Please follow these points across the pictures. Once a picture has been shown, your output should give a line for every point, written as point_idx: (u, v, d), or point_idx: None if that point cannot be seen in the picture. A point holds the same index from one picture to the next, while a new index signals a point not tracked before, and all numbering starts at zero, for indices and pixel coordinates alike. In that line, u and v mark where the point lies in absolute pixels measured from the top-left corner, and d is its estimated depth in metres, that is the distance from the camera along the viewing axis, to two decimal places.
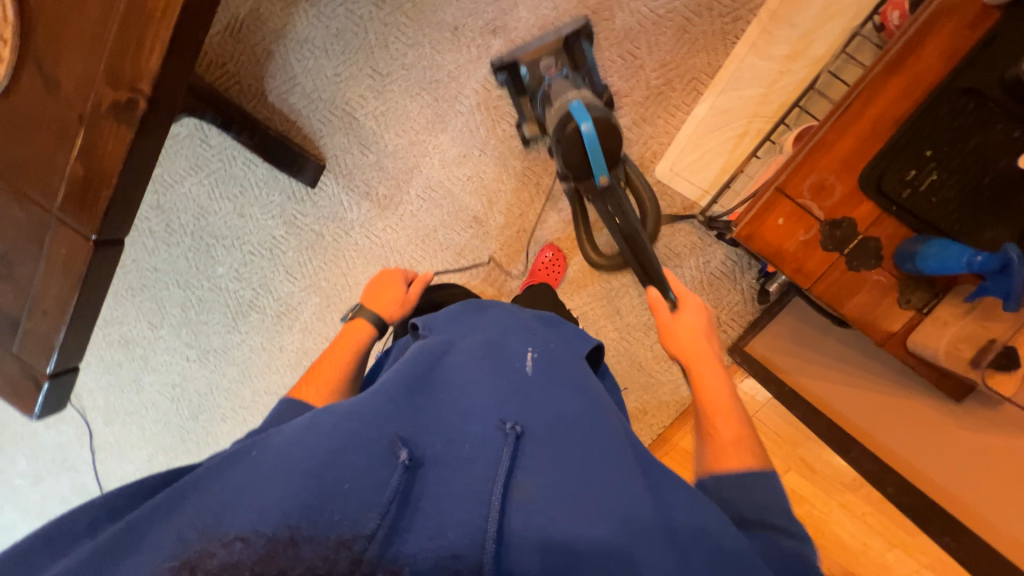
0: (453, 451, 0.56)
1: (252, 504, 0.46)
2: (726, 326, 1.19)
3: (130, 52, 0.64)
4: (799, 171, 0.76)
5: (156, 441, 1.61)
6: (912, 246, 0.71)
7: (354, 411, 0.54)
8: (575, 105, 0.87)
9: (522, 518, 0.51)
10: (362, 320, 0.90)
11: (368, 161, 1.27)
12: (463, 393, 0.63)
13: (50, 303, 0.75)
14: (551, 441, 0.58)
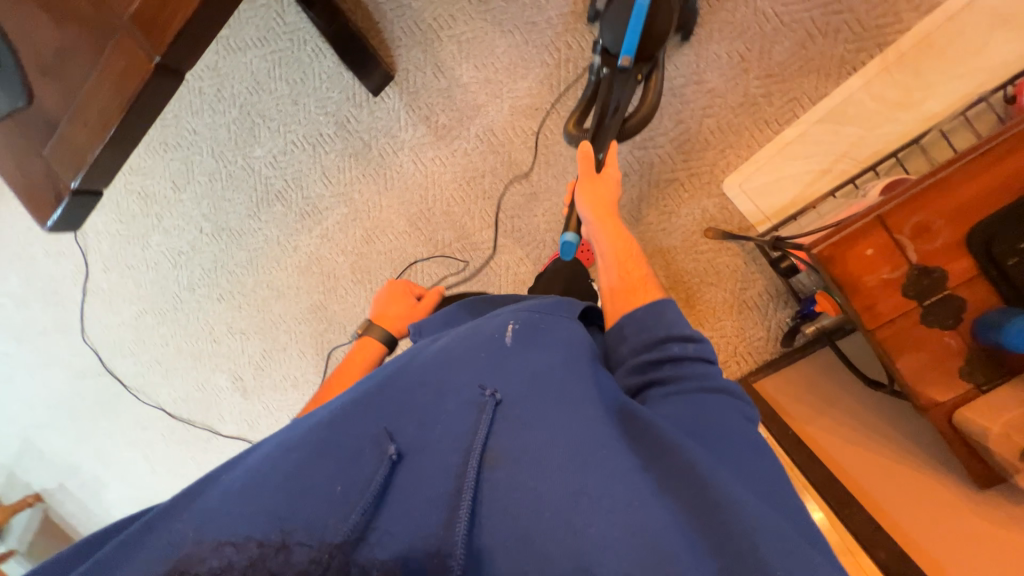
0: (427, 437, 0.54)
1: (236, 513, 0.47)
2: (741, 358, 1.14)
3: None
4: (907, 204, 0.63)
5: (148, 301, 1.60)
6: (994, 315, 0.60)
7: (324, 419, 0.56)
8: None
9: (500, 505, 0.48)
10: (373, 341, 0.94)
11: (438, 86, 1.22)
12: (438, 372, 0.60)
13: (93, 116, 0.71)
14: (526, 415, 0.54)
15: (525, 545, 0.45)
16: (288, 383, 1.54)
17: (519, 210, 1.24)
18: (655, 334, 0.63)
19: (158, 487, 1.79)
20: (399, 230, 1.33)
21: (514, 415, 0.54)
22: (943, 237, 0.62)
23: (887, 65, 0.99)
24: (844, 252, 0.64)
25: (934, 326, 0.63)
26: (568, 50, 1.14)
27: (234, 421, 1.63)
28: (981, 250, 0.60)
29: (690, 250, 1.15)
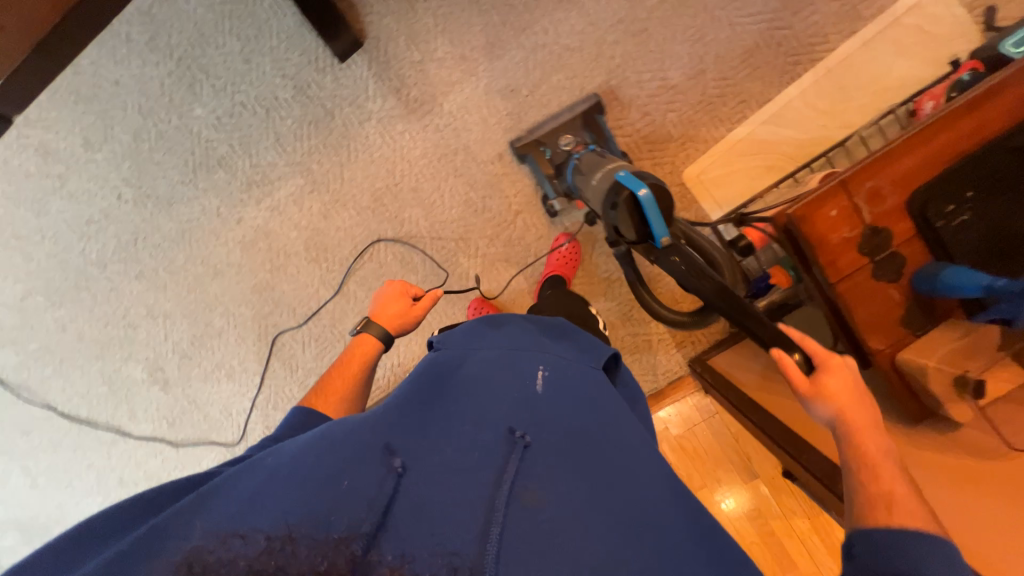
0: (456, 460, 0.56)
1: (269, 513, 0.48)
2: (694, 339, 1.28)
3: None
4: (863, 170, 0.70)
5: (43, 277, 1.35)
6: (931, 267, 0.71)
7: (364, 428, 0.58)
8: (625, 174, 0.83)
9: (522, 522, 0.50)
10: (368, 338, 0.93)
11: (411, 58, 1.19)
12: (474, 404, 0.65)
13: (12, 18, 0.60)
14: (556, 454, 0.59)
15: (543, 559, 0.48)
16: (222, 372, 1.37)
17: (491, 191, 1.23)
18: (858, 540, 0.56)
19: (40, 503, 1.49)
20: (363, 205, 1.25)
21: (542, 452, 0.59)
22: (890, 200, 0.71)
23: (819, 78, 1.14)
24: (812, 213, 0.70)
25: (880, 281, 0.73)
26: (545, 36, 1.16)
27: (149, 420, 1.41)
28: (918, 210, 0.70)
29: None
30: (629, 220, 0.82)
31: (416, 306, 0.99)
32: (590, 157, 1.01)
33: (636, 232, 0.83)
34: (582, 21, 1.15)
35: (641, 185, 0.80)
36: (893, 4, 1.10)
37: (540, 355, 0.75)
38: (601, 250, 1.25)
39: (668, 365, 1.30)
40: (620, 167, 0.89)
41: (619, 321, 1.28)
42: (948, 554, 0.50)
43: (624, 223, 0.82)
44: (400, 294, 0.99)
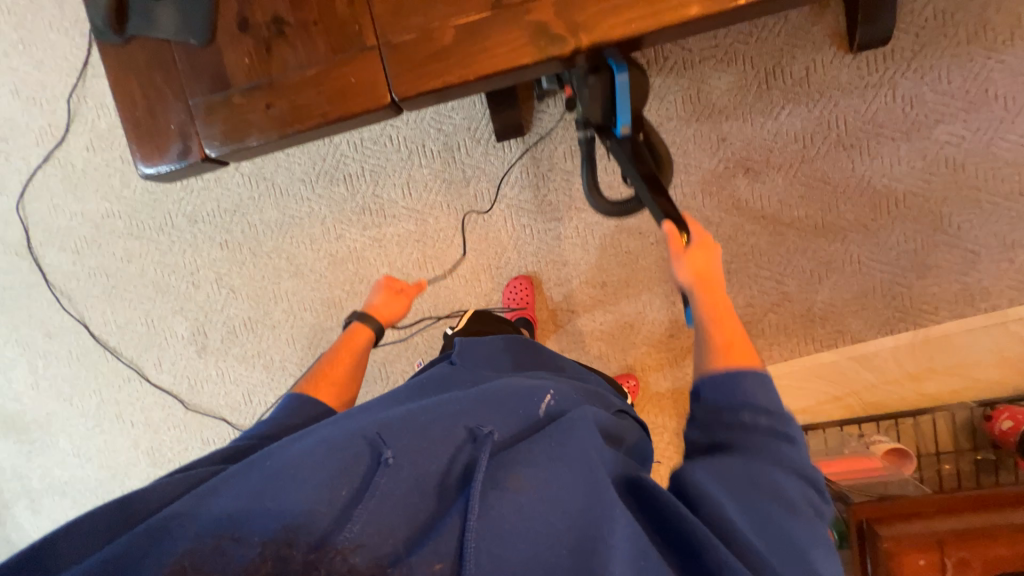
0: (431, 451, 0.51)
1: (260, 506, 0.46)
2: None
3: (598, 6, 0.56)
4: (965, 538, 0.75)
5: (133, 206, 1.35)
6: None
7: (354, 426, 0.54)
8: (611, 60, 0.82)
9: (501, 509, 0.47)
10: (362, 327, 0.93)
11: (561, 165, 1.22)
12: (461, 402, 0.59)
13: (285, 105, 0.61)
14: (546, 446, 0.55)
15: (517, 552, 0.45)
16: (259, 360, 1.38)
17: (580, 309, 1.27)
18: (731, 408, 0.57)
19: (33, 403, 1.48)
20: (460, 272, 1.28)
21: (524, 444, 0.55)
22: (976, 574, 0.74)
23: (915, 341, 1.19)
24: (897, 551, 0.76)
25: None
26: (691, 199, 1.21)
27: (171, 373, 1.41)
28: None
29: None
30: (600, 95, 0.81)
31: (407, 291, 1.01)
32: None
33: (600, 107, 0.82)
34: (730, 202, 1.20)
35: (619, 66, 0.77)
36: (1008, 308, 1.16)
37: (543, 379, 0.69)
38: (656, 403, 1.29)
39: None
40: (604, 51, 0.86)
41: None
42: (764, 383, 0.58)
43: (593, 101, 0.82)
44: (391, 284, 1.01)
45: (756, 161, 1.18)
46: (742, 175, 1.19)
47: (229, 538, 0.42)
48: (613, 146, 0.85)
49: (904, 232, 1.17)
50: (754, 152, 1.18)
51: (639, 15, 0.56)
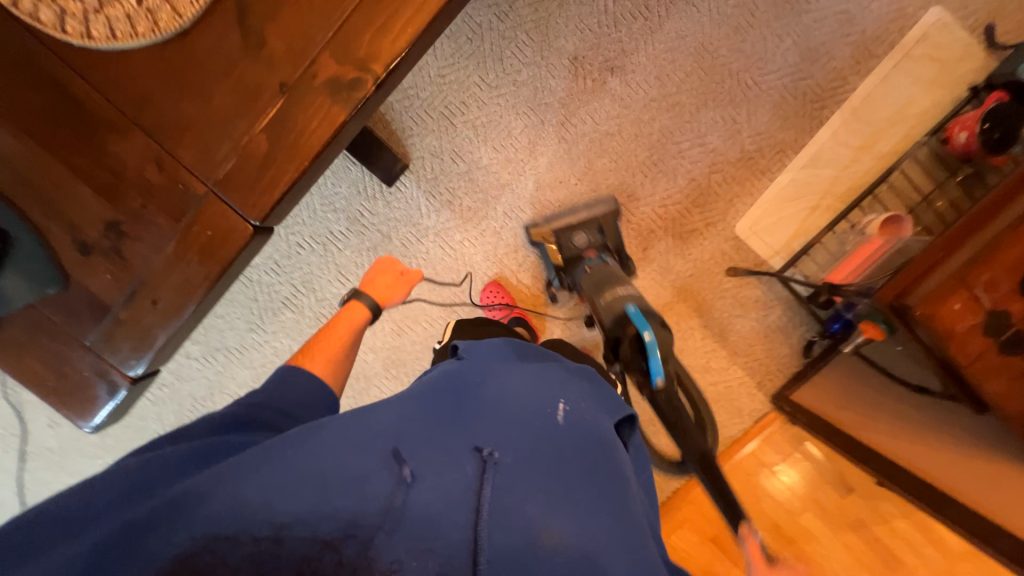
0: (452, 480, 0.50)
1: (260, 500, 0.46)
2: (774, 378, 1.32)
3: (372, 29, 0.55)
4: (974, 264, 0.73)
5: (120, 452, 1.31)
6: None
7: (374, 430, 0.54)
8: (632, 311, 0.91)
9: (530, 562, 0.47)
10: (357, 306, 0.83)
11: (457, 170, 1.21)
12: (484, 422, 0.57)
13: (168, 291, 0.60)
14: (578, 494, 0.54)
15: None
16: None
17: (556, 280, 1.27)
18: None
19: None
20: (434, 316, 1.27)
21: (550, 468, 0.55)
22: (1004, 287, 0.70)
23: (846, 116, 1.19)
24: (933, 310, 0.77)
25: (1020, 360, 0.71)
26: (584, 125, 1.20)
27: None
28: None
29: (717, 289, 1.28)
30: (630, 348, 0.91)
31: (408, 277, 0.90)
32: (598, 269, 1.07)
33: (635, 362, 0.90)
34: (616, 106, 1.19)
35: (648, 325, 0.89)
36: (904, 38, 1.16)
37: (569, 387, 0.68)
38: (671, 313, 1.29)
39: (751, 408, 1.35)
40: (625, 296, 0.97)
41: (699, 373, 1.33)
42: None
43: (627, 352, 0.92)
44: (391, 266, 0.90)
45: (616, 57, 1.17)
46: (613, 77, 1.18)
47: (219, 539, 0.43)
48: (653, 403, 0.89)
49: (776, 34, 1.17)
50: (608, 50, 1.17)
51: (409, 15, 0.55)
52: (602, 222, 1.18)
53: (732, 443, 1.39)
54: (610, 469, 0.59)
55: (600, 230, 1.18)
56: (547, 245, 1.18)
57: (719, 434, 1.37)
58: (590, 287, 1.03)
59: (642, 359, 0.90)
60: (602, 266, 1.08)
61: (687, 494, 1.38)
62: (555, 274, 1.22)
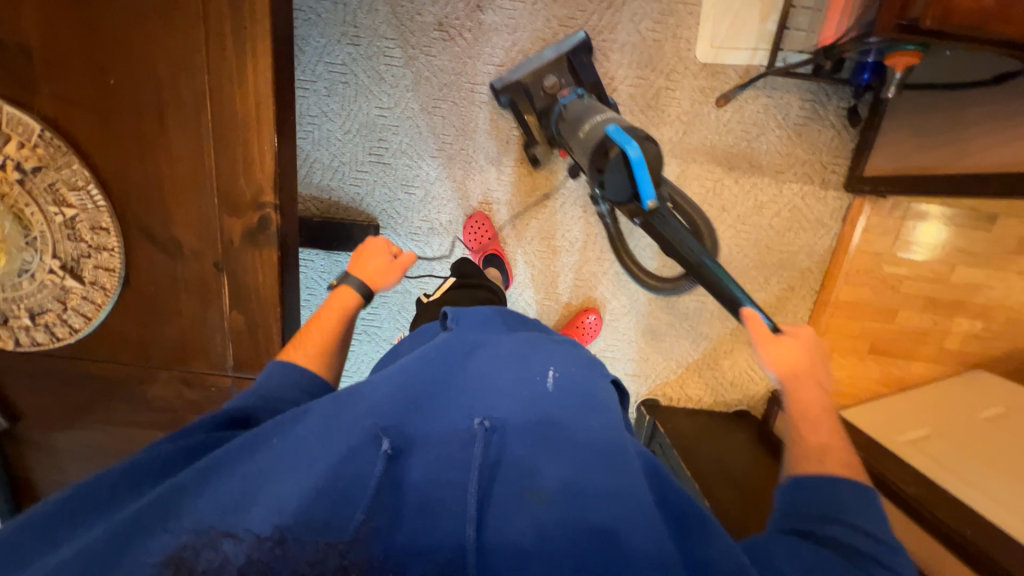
0: (454, 451, 0.47)
1: (261, 497, 0.42)
2: (834, 167, 1.17)
3: (240, 168, 0.57)
4: None
5: None
6: None
7: (363, 407, 0.49)
8: (612, 129, 0.78)
9: (521, 532, 0.42)
10: (343, 291, 0.71)
11: (418, 197, 1.20)
12: (480, 391, 0.54)
13: None
14: (575, 452, 0.48)
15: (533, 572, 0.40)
16: None
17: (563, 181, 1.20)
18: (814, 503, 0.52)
19: None
20: None
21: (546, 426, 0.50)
22: None
23: None
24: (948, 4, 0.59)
25: None
26: (491, 76, 1.12)
27: None
28: None
29: (719, 127, 1.15)
30: (618, 176, 0.79)
31: (402, 259, 0.77)
32: (575, 106, 0.96)
33: (623, 190, 0.80)
34: (507, 37, 1.09)
35: (635, 142, 0.76)
36: None
37: (555, 353, 0.62)
38: (691, 180, 1.18)
39: (831, 210, 1.21)
40: (605, 120, 0.83)
41: (755, 216, 1.21)
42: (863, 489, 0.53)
43: (614, 181, 0.80)
44: (383, 248, 0.77)
45: None
46: (485, 13, 1.08)
47: (224, 534, 0.39)
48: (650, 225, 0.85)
49: None
50: None
51: (258, 136, 0.56)
52: (572, 59, 1.04)
53: (833, 254, 1.25)
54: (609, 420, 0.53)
55: (571, 71, 1.05)
56: (517, 100, 1.08)
57: (812, 256, 1.25)
58: (568, 129, 0.94)
59: (628, 178, 0.79)
60: (580, 103, 0.97)
61: (817, 326, 1.28)
62: (529, 135, 1.11)
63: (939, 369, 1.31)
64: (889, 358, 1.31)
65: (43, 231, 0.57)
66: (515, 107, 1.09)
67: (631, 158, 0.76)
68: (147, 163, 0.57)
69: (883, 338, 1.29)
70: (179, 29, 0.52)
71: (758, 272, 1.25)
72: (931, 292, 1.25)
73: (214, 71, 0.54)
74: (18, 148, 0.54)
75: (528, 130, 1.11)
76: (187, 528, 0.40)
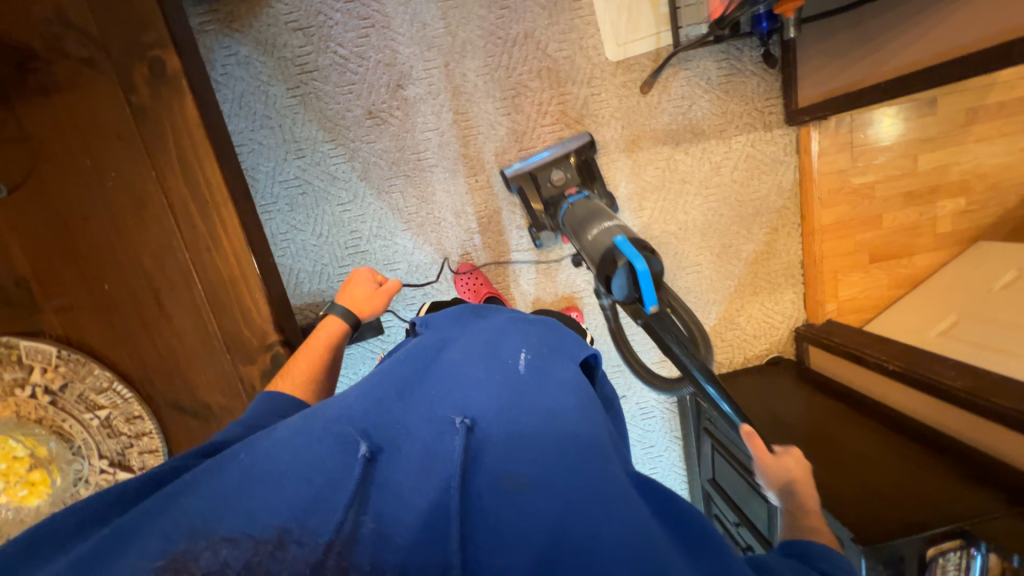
0: (427, 446, 0.50)
1: (239, 507, 0.43)
2: (770, 109, 1.21)
3: (241, 321, 0.61)
4: None
5: None
6: None
7: (338, 416, 0.50)
8: (620, 239, 0.76)
9: (498, 513, 0.45)
10: (330, 320, 0.69)
11: (400, 271, 1.25)
12: (453, 389, 0.56)
13: None
14: (545, 435, 0.50)
15: (514, 556, 0.42)
16: None
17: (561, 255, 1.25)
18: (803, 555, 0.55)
19: None
20: None
21: (517, 413, 0.52)
22: None
23: None
24: None
25: None
26: (431, 140, 1.18)
27: None
28: None
29: (653, 111, 1.20)
30: (623, 282, 0.76)
31: (387, 288, 0.77)
32: (581, 205, 1.02)
33: (626, 293, 0.77)
34: (433, 103, 1.16)
35: (642, 255, 0.74)
36: None
37: (526, 337, 0.63)
38: (645, 166, 1.23)
39: (783, 147, 1.25)
40: (615, 228, 0.83)
41: (716, 176, 1.25)
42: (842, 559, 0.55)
43: (619, 285, 0.76)
44: (369, 276, 0.78)
45: (393, 76, 1.14)
46: (407, 90, 1.15)
47: (219, 540, 0.41)
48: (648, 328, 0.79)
49: None
50: (382, 79, 1.14)
51: (247, 287, 0.60)
52: (577, 158, 1.15)
53: (800, 185, 1.28)
54: (580, 396, 0.55)
55: (576, 167, 1.14)
56: (525, 186, 1.16)
57: (782, 194, 1.28)
58: (575, 223, 0.98)
59: (634, 288, 0.75)
60: (585, 203, 1.02)
61: (813, 255, 1.30)
62: (535, 219, 1.17)
63: (942, 255, 1.33)
64: (893, 261, 1.32)
65: (86, 437, 0.61)
66: (523, 193, 1.17)
67: (637, 270, 0.73)
68: (158, 344, 0.61)
69: (879, 244, 1.31)
70: (151, 222, 0.57)
71: (739, 226, 1.29)
72: (906, 187, 1.27)
73: (193, 245, 0.58)
74: (42, 373, 0.58)
75: (534, 215, 1.18)
76: (183, 531, 0.42)
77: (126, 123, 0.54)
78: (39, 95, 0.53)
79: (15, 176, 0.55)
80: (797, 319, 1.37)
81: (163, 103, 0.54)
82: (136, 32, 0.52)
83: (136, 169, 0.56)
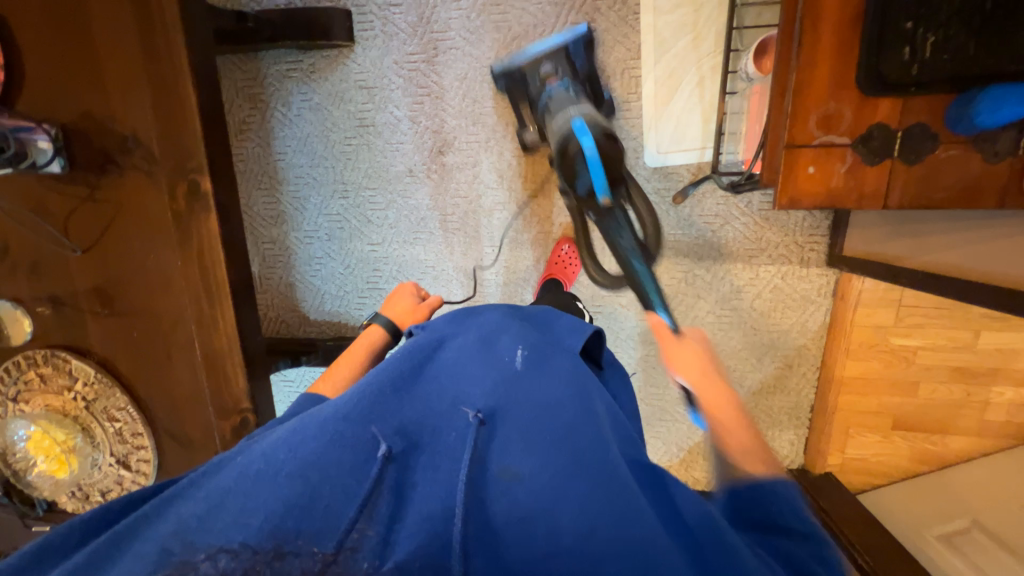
0: (433, 443, 0.54)
1: (239, 510, 0.46)
2: (811, 246, 1.13)
3: (224, 384, 0.74)
4: (798, 117, 0.71)
5: None
6: (954, 111, 0.66)
7: (334, 414, 0.53)
8: (576, 123, 0.83)
9: (497, 498, 0.49)
10: (375, 327, 0.89)
11: None
12: (453, 389, 0.60)
13: None
14: (545, 442, 0.53)
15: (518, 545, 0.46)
16: None
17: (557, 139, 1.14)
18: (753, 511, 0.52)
19: None
20: None
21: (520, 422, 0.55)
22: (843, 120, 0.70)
23: None
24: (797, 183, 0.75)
25: (921, 156, 0.69)
26: (461, 202, 1.25)
27: None
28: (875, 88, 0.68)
29: (681, 222, 1.17)
30: (575, 172, 0.85)
31: (427, 303, 0.96)
32: (558, 99, 0.93)
33: (581, 185, 0.86)
34: (468, 172, 1.23)
35: (591, 138, 0.82)
36: None
37: (519, 335, 0.68)
38: (661, 274, 1.21)
39: (818, 287, 1.16)
40: (575, 111, 0.86)
41: (735, 299, 1.20)
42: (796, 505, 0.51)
43: (570, 171, 0.85)
44: (411, 291, 0.97)
45: (436, 140, 1.22)
46: (446, 156, 1.23)
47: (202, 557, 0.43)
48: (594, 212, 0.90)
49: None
50: (427, 142, 1.23)
51: (233, 360, 0.73)
52: (569, 48, 1.00)
53: (829, 329, 1.19)
54: (574, 390, 0.61)
55: (570, 62, 1.00)
56: (513, 84, 1.03)
57: (806, 332, 1.19)
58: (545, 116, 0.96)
59: (587, 177, 0.85)
60: (564, 95, 0.94)
61: (825, 405, 1.21)
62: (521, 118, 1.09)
63: (984, 442, 1.18)
64: (920, 434, 1.19)
65: (104, 437, 0.78)
66: (511, 91, 1.06)
67: (586, 155, 0.83)
68: (164, 382, 0.76)
69: (909, 412, 1.18)
70: (173, 295, 0.71)
71: (749, 353, 1.22)
72: (957, 361, 1.13)
73: (198, 320, 0.72)
74: (83, 385, 0.76)
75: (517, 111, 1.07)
76: (176, 532, 0.45)
77: (165, 220, 0.68)
78: (111, 189, 0.68)
79: (84, 239, 0.71)
80: (794, 461, 1.27)
81: (195, 214, 0.67)
82: (184, 159, 0.65)
83: (169, 256, 0.70)
